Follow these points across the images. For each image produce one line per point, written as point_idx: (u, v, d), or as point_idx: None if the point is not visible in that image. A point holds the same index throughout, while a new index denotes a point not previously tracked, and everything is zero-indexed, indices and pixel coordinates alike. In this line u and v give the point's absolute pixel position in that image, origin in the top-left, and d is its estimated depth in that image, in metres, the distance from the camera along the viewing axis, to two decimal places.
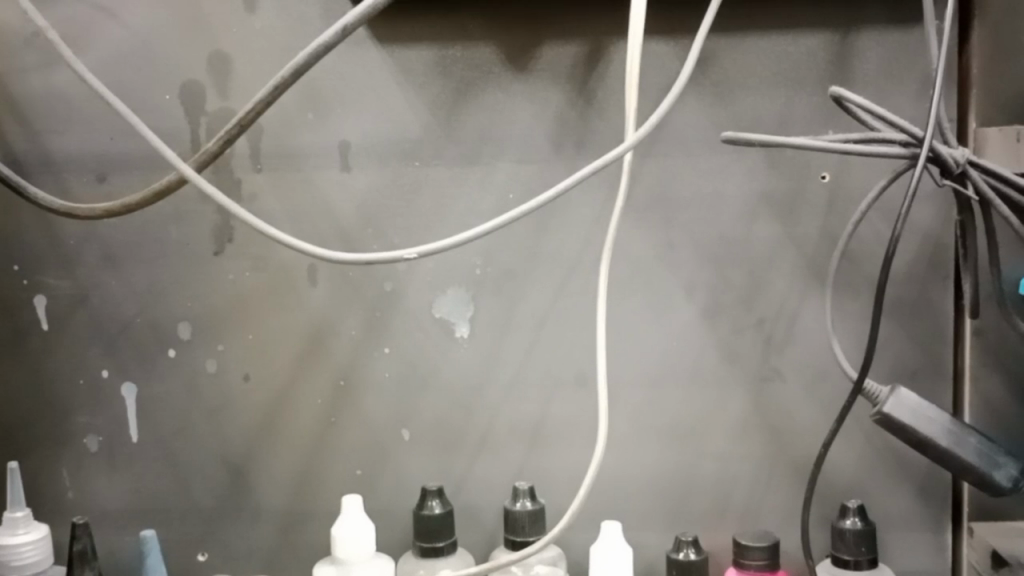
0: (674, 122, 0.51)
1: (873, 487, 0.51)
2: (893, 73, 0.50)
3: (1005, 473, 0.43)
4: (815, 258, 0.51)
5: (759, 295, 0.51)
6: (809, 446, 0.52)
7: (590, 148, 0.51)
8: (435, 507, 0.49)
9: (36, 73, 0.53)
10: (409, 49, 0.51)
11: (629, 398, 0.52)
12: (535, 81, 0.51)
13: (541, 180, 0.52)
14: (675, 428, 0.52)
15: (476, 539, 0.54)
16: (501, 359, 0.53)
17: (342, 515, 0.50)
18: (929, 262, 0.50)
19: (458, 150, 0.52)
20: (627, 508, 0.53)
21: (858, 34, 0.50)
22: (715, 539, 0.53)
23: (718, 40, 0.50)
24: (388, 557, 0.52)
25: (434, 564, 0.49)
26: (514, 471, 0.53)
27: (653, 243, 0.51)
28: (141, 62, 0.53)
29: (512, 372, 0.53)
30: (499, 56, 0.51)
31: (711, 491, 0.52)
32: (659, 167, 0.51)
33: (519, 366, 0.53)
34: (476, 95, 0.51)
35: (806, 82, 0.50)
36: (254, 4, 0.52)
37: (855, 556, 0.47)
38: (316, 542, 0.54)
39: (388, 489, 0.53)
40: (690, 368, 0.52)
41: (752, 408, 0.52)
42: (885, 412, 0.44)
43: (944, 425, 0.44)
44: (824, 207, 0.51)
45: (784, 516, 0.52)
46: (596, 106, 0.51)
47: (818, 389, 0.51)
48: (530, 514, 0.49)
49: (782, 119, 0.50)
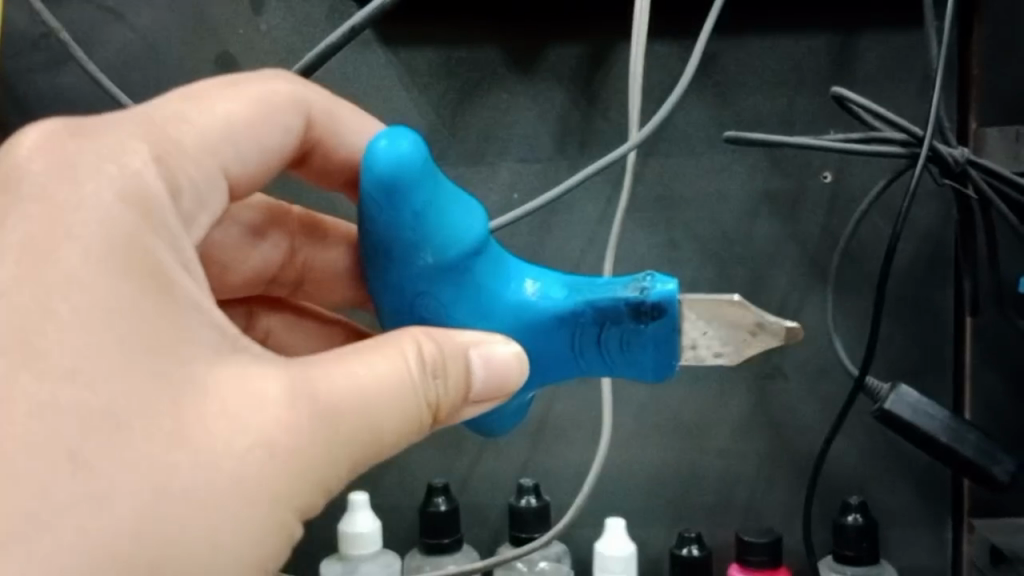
0: (677, 121, 0.51)
1: (875, 485, 0.52)
2: (893, 74, 0.50)
3: (1003, 469, 0.43)
4: (817, 257, 0.51)
5: (761, 293, 0.52)
6: (811, 443, 0.52)
7: (593, 149, 0.52)
8: (441, 503, 0.50)
9: (46, 73, 0.53)
10: (414, 50, 0.52)
11: (632, 396, 0.53)
12: (539, 82, 0.52)
13: (545, 179, 0.52)
14: (679, 426, 0.53)
15: (480, 536, 0.54)
16: (493, 447, 0.54)
17: (260, 175, 0.38)
18: (930, 260, 0.51)
19: (462, 148, 0.53)
20: (630, 505, 0.53)
21: (858, 35, 0.50)
22: (717, 536, 0.53)
23: (719, 41, 0.51)
24: (284, 123, 0.38)
25: (439, 560, 0.50)
26: (519, 469, 0.54)
27: (658, 243, 0.52)
28: (148, 63, 0.53)
29: (502, 456, 0.54)
30: (503, 57, 0.52)
31: (713, 489, 0.53)
32: (662, 166, 0.51)
33: (508, 444, 0.54)
34: (483, 94, 0.52)
35: (808, 82, 0.51)
36: (260, 6, 0.52)
37: (856, 552, 0.48)
38: (325, 537, 0.55)
39: (394, 486, 0.54)
40: (692, 366, 0.52)
41: (754, 405, 0.52)
42: (885, 408, 0.45)
43: (943, 421, 0.45)
44: (826, 206, 0.51)
45: (786, 513, 0.53)
46: (598, 105, 0.52)
47: (819, 385, 0.52)
48: (534, 510, 0.50)
49: (785, 117, 0.51)
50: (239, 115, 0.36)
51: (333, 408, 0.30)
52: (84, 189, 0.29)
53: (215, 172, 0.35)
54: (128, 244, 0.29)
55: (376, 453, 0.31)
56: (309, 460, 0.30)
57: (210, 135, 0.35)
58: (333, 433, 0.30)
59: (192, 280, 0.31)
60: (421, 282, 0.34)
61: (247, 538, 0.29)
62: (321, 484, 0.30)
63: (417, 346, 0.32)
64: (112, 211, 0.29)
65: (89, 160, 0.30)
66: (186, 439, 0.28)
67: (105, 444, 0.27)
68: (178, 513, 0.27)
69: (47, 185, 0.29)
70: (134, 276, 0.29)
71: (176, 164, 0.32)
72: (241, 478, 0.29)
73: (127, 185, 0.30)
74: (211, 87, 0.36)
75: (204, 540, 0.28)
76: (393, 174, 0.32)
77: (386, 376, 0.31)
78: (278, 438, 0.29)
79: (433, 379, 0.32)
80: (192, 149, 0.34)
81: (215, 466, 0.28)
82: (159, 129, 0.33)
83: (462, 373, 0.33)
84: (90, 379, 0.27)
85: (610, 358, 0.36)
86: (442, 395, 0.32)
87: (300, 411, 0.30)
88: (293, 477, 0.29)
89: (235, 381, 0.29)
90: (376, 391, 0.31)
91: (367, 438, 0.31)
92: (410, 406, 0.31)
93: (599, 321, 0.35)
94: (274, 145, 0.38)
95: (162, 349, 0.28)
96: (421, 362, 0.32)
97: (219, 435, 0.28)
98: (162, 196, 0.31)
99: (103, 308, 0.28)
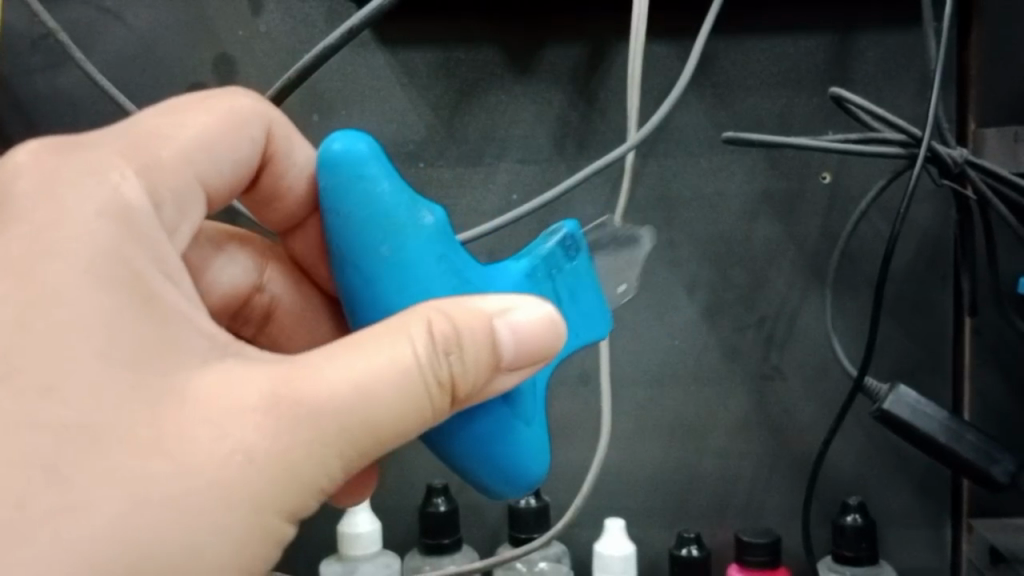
0: (675, 121, 0.51)
1: (874, 485, 0.52)
2: (892, 75, 0.50)
3: (1002, 469, 0.43)
4: (815, 258, 0.51)
5: (760, 294, 0.52)
6: (810, 444, 0.52)
7: (592, 150, 0.52)
8: (440, 504, 0.50)
9: (44, 75, 0.53)
10: (413, 51, 0.52)
11: (631, 397, 0.53)
12: (537, 83, 0.52)
13: (544, 180, 0.52)
14: (677, 427, 0.53)
15: (479, 536, 0.54)
16: None
17: (224, 191, 0.37)
18: (929, 260, 0.51)
19: (461, 150, 0.53)
20: (629, 505, 0.53)
21: (857, 36, 0.50)
22: (717, 536, 0.53)
23: (718, 42, 0.51)
24: (246, 140, 0.38)
25: (439, 560, 0.50)
26: None
27: (657, 244, 0.52)
28: (147, 64, 0.53)
29: None
30: (501, 58, 0.52)
31: (712, 490, 0.53)
32: (661, 166, 0.52)
33: None
34: (481, 95, 0.52)
35: (806, 83, 0.51)
36: (259, 7, 0.52)
37: (855, 553, 0.48)
38: (324, 538, 0.55)
39: (393, 487, 0.54)
40: (691, 367, 0.52)
41: (753, 406, 0.52)
42: (884, 409, 0.45)
43: (941, 421, 0.45)
44: (825, 207, 0.51)
45: (786, 513, 0.53)
46: (597, 106, 0.52)
47: (818, 386, 0.52)
48: (534, 511, 0.50)
49: (783, 118, 0.51)
50: (208, 130, 0.36)
51: (325, 401, 0.29)
52: (65, 203, 0.29)
53: (194, 183, 0.34)
54: (111, 259, 0.29)
55: (384, 439, 0.30)
56: (297, 461, 0.29)
57: (186, 146, 0.34)
58: (329, 424, 0.29)
59: (179, 291, 0.30)
60: (425, 240, 0.32)
61: (229, 540, 0.28)
62: (312, 485, 0.29)
63: (427, 323, 0.30)
64: (90, 227, 0.29)
65: (68, 175, 0.30)
66: (163, 450, 0.27)
67: (86, 461, 0.26)
68: (157, 526, 0.27)
69: (30, 203, 0.29)
70: (116, 290, 0.28)
71: (156, 178, 0.32)
72: (222, 484, 0.28)
73: (106, 203, 0.29)
74: (179, 103, 0.36)
75: (188, 548, 0.28)
76: (354, 168, 0.32)
77: (389, 361, 0.29)
78: (259, 442, 0.28)
79: (446, 357, 0.30)
80: (168, 162, 0.33)
81: (197, 474, 0.27)
82: (135, 145, 0.33)
83: (479, 348, 0.30)
84: (68, 399, 0.27)
85: (570, 316, 0.37)
86: (457, 371, 0.30)
87: (287, 413, 0.29)
88: (277, 481, 0.29)
89: (220, 385, 0.29)
90: (378, 374, 0.29)
91: (368, 426, 0.29)
92: (418, 387, 0.30)
93: (550, 273, 0.36)
94: (245, 155, 0.38)
95: (144, 363, 0.28)
96: (429, 341, 0.30)
97: (197, 443, 0.28)
98: (144, 212, 0.30)
99: (82, 326, 0.27)
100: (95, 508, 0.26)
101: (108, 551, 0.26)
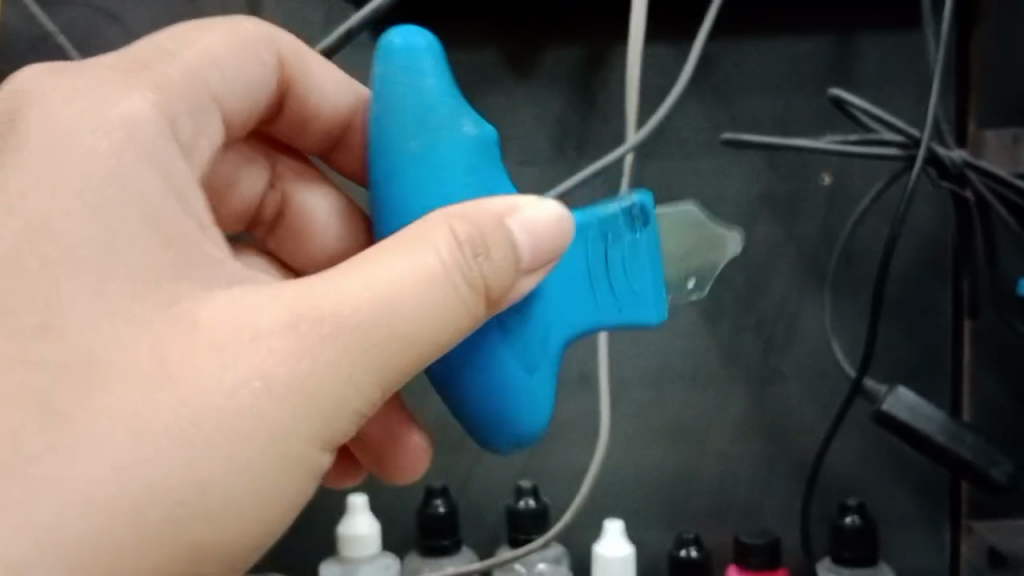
0: (675, 122, 0.51)
1: (874, 486, 0.52)
2: (891, 76, 0.50)
3: (1001, 470, 0.43)
4: (815, 259, 0.51)
5: (760, 295, 0.52)
6: (809, 444, 0.52)
7: (592, 151, 0.52)
8: (439, 506, 0.50)
9: None
10: None
11: (631, 397, 0.53)
12: (538, 85, 0.52)
13: (544, 181, 0.52)
14: (678, 428, 0.53)
15: (479, 537, 0.54)
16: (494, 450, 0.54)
17: (243, 99, 0.38)
18: (930, 261, 0.51)
19: None
20: (628, 506, 0.53)
21: (857, 38, 0.50)
22: (716, 537, 0.53)
23: (718, 43, 0.51)
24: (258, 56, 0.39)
25: (439, 562, 0.50)
26: (518, 471, 0.54)
27: None
28: None
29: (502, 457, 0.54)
30: (501, 59, 0.52)
31: (711, 491, 0.53)
32: (661, 167, 0.51)
33: None
34: (480, 96, 0.52)
35: (805, 85, 0.51)
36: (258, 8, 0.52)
37: (854, 554, 0.48)
38: (324, 539, 0.55)
39: (392, 488, 0.54)
40: (691, 367, 0.52)
41: (753, 406, 0.52)
42: (882, 409, 0.45)
43: (941, 423, 0.45)
44: (825, 207, 0.51)
45: (785, 514, 0.53)
46: (597, 108, 0.52)
47: (818, 388, 0.52)
48: (532, 512, 0.50)
49: (782, 118, 0.51)
50: (217, 49, 0.36)
51: (347, 319, 0.28)
52: (62, 134, 0.29)
53: (206, 100, 0.35)
54: (109, 177, 0.29)
55: (417, 357, 0.29)
56: (320, 386, 0.28)
57: (195, 68, 0.35)
58: (356, 343, 0.28)
59: (187, 209, 0.30)
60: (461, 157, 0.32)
61: (260, 474, 0.28)
62: (343, 412, 0.29)
63: (450, 231, 0.29)
64: (93, 149, 0.29)
65: (66, 104, 0.30)
66: (169, 379, 0.27)
67: (86, 398, 0.26)
68: (155, 467, 0.26)
69: (29, 131, 0.29)
70: (122, 208, 0.28)
71: (170, 93, 0.33)
72: (239, 417, 0.27)
73: (99, 128, 0.30)
74: (187, 28, 0.36)
75: (197, 487, 0.27)
76: (418, 49, 0.32)
77: (415, 273, 0.29)
78: (276, 370, 0.27)
79: (475, 259, 0.29)
80: (179, 80, 0.34)
81: (204, 407, 0.27)
82: (141, 69, 0.33)
83: (507, 249, 0.30)
84: (69, 338, 0.27)
85: (608, 293, 0.35)
86: (488, 274, 0.30)
87: (308, 334, 0.28)
88: (300, 405, 0.28)
89: (227, 308, 0.28)
90: (407, 288, 0.29)
91: (403, 338, 0.29)
92: (449, 293, 0.29)
93: (605, 237, 0.35)
94: (258, 78, 0.39)
95: (149, 286, 0.28)
96: (455, 246, 0.29)
97: (207, 371, 0.27)
98: (147, 125, 0.31)
99: (80, 252, 0.27)
100: (94, 447, 0.26)
101: (108, 488, 0.26)
